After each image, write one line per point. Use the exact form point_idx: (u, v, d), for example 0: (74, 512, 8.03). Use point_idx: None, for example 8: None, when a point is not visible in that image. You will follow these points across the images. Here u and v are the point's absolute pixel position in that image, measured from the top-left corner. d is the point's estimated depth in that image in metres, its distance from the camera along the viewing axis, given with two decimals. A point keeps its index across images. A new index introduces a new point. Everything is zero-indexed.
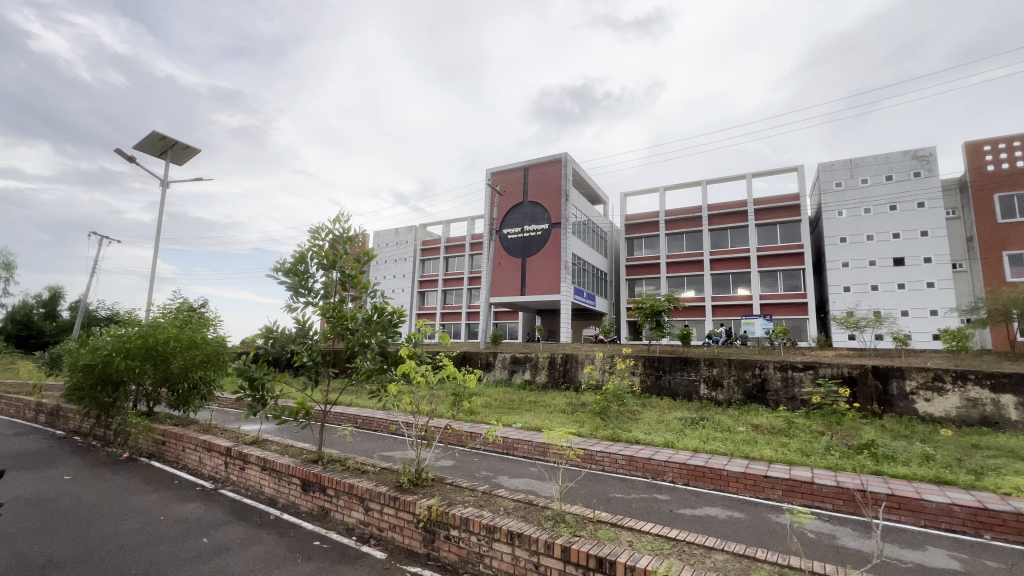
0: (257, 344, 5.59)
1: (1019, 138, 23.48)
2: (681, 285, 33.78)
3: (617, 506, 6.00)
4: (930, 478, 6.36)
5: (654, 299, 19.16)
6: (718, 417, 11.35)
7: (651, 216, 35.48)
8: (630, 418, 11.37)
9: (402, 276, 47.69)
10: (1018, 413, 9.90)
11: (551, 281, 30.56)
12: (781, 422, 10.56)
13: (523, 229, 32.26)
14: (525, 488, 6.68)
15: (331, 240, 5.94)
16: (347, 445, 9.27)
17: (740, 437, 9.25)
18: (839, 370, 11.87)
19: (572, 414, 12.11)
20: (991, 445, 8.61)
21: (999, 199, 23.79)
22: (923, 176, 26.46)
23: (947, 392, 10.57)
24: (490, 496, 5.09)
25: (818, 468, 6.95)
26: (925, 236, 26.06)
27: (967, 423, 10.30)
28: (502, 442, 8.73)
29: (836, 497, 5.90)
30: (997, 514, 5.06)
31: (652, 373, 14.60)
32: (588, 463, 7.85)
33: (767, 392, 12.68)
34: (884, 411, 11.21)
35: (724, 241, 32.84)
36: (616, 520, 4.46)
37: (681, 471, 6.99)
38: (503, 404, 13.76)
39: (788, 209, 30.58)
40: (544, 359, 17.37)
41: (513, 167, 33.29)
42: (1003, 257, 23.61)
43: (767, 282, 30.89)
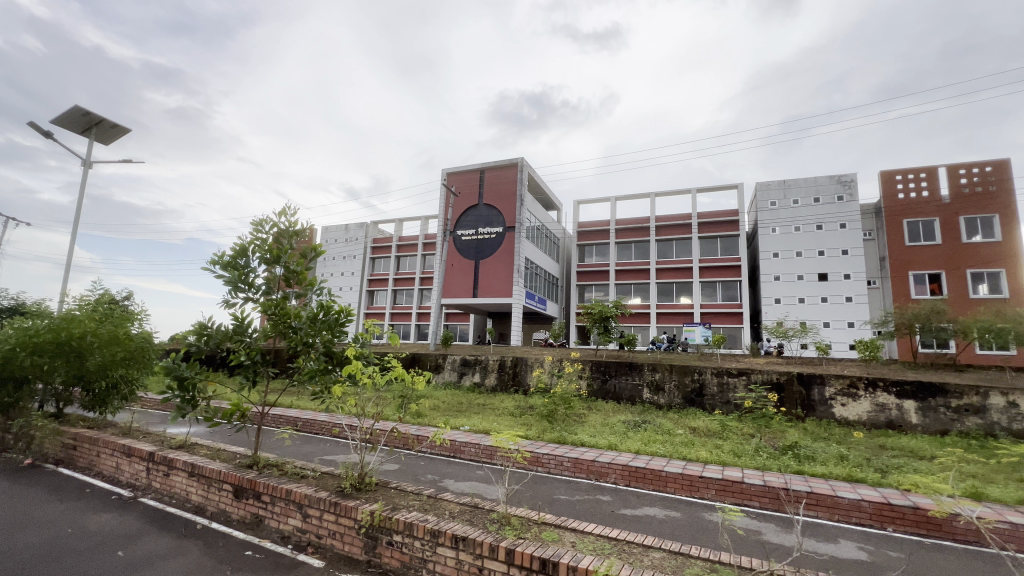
0: (188, 341, 5.23)
1: (924, 171, 26.25)
2: (628, 293, 34.96)
3: (561, 507, 6.10)
4: (843, 477, 6.95)
5: (602, 305, 19.63)
6: (659, 420, 11.80)
7: (602, 224, 36.43)
8: (575, 421, 11.58)
9: (350, 274, 46.21)
10: (918, 416, 11.04)
11: (504, 284, 30.73)
12: (716, 425, 11.19)
13: (478, 230, 32.24)
14: (471, 491, 6.65)
15: (275, 234, 5.68)
16: (286, 449, 8.84)
17: (678, 439, 9.69)
18: (768, 376, 12.71)
19: (520, 417, 12.19)
20: (895, 446, 9.54)
21: (907, 224, 26.43)
22: (846, 200, 28.93)
23: (860, 397, 11.59)
24: (435, 500, 5.02)
25: (749, 469, 7.39)
26: (846, 255, 28.48)
27: (876, 426, 11.33)
28: (449, 445, 8.68)
29: (763, 495, 6.30)
30: (898, 509, 5.61)
31: (598, 377, 14.96)
32: (535, 466, 7.93)
33: (704, 397, 13.36)
34: (806, 415, 12.10)
35: (669, 252, 34.32)
36: (559, 521, 4.54)
37: (623, 473, 7.22)
38: (451, 407, 13.63)
39: (728, 224, 32.47)
40: (493, 362, 17.37)
41: (469, 168, 33.14)
42: (909, 277, 26.20)
43: (707, 292, 32.61)
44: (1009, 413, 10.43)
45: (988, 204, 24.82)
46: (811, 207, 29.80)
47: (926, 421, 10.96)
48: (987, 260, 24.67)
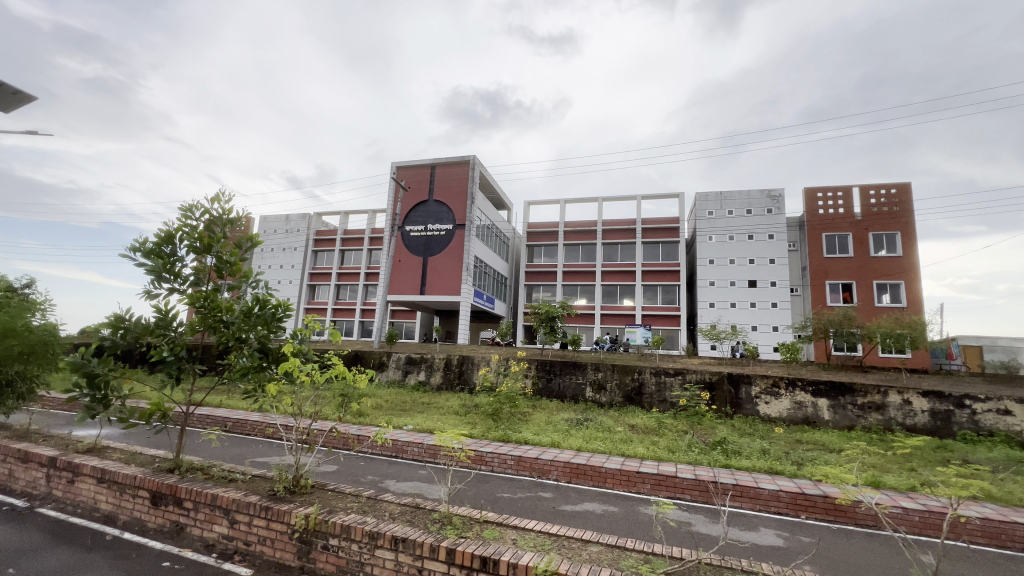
0: (101, 334, 4.75)
1: (841, 190, 28.81)
2: (574, 294, 35.77)
3: (503, 505, 6.12)
4: (765, 469, 7.49)
5: (549, 305, 19.92)
6: (600, 418, 12.15)
7: (551, 226, 37.00)
8: (520, 420, 11.67)
9: (289, 267, 44.01)
10: (829, 413, 12.10)
11: (452, 282, 30.49)
12: (653, 422, 11.72)
13: (427, 227, 31.70)
14: (412, 491, 6.52)
15: (206, 221, 5.28)
16: (213, 451, 8.31)
17: (618, 436, 10.04)
18: (701, 376, 13.45)
19: (465, 416, 12.12)
20: (810, 440, 10.40)
21: (826, 237, 28.86)
22: (774, 213, 31.16)
23: (781, 396, 12.54)
24: (375, 501, 4.89)
25: (682, 464, 7.79)
26: (773, 264, 30.70)
27: (794, 422, 12.30)
28: (391, 444, 8.49)
29: (694, 488, 6.67)
30: (811, 497, 6.11)
31: (543, 376, 15.19)
32: (478, 465, 7.92)
33: (643, 395, 13.92)
34: (734, 412, 12.92)
35: (614, 255, 35.46)
36: (501, 520, 4.57)
37: (564, 470, 7.37)
38: (394, 406, 13.31)
39: (669, 231, 34.04)
40: (439, 360, 17.18)
41: (420, 163, 32.52)
42: (825, 286, 28.64)
43: (648, 295, 34.02)
44: (905, 410, 11.64)
45: (892, 223, 27.66)
46: (744, 218, 31.83)
47: (837, 417, 12.02)
48: (890, 273, 27.48)
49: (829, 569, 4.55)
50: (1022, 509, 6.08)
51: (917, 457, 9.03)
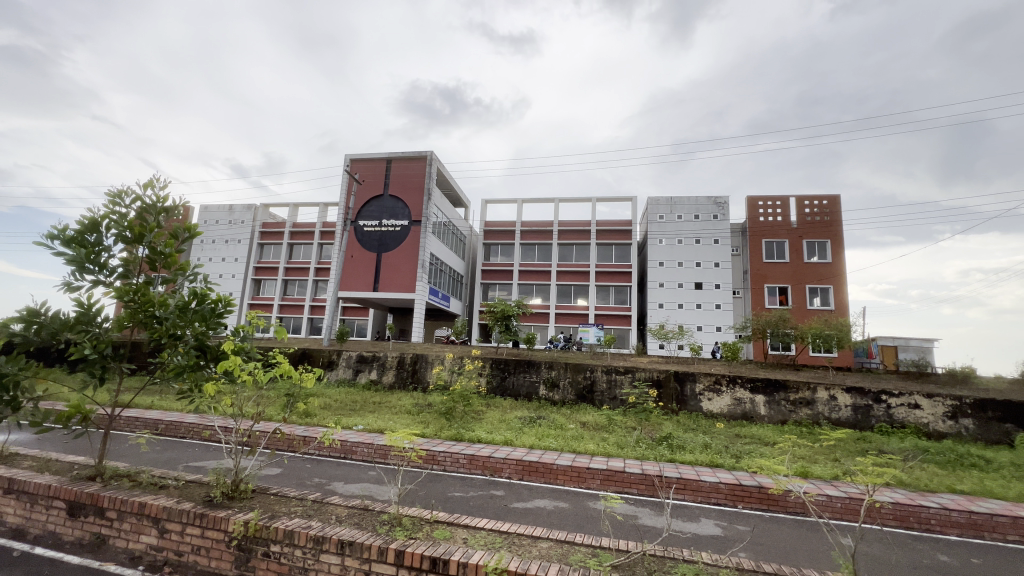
0: (12, 330, 4.32)
1: (779, 200, 30.70)
2: (530, 293, 36.08)
3: (455, 505, 6.07)
4: (706, 463, 7.86)
5: (504, 304, 19.98)
6: (553, 415, 12.34)
7: (508, 225, 37.12)
8: (473, 418, 11.64)
9: (232, 260, 41.67)
10: (765, 408, 12.88)
11: (407, 279, 29.97)
12: (603, 419, 12.05)
13: (381, 222, 30.93)
14: (361, 492, 6.33)
15: (138, 209, 4.90)
16: (142, 456, 7.71)
17: (569, 433, 10.24)
18: (650, 374, 13.95)
19: (417, 415, 11.94)
20: (747, 434, 11.02)
21: (765, 243, 30.65)
22: (719, 218, 32.76)
23: (722, 393, 13.22)
24: (321, 505, 4.73)
25: (629, 459, 8.04)
26: (717, 267, 32.27)
27: (734, 417, 13.00)
28: (340, 446, 8.22)
29: (641, 482, 6.90)
30: (747, 489, 6.48)
31: (498, 374, 15.22)
32: (429, 464, 7.81)
33: (594, 393, 14.25)
34: (679, 408, 13.47)
35: (569, 255, 36.06)
36: (452, 519, 4.55)
37: (517, 467, 7.42)
38: (343, 405, 12.92)
39: (622, 233, 35.03)
40: (392, 358, 16.83)
41: (375, 157, 31.68)
42: (764, 289, 30.43)
43: (601, 295, 34.88)
44: (831, 404, 12.58)
45: (823, 231, 29.79)
46: (692, 223, 33.26)
47: (771, 412, 12.82)
48: (821, 278, 29.60)
49: (762, 555, 4.84)
50: (927, 493, 6.74)
51: (840, 448, 9.79)
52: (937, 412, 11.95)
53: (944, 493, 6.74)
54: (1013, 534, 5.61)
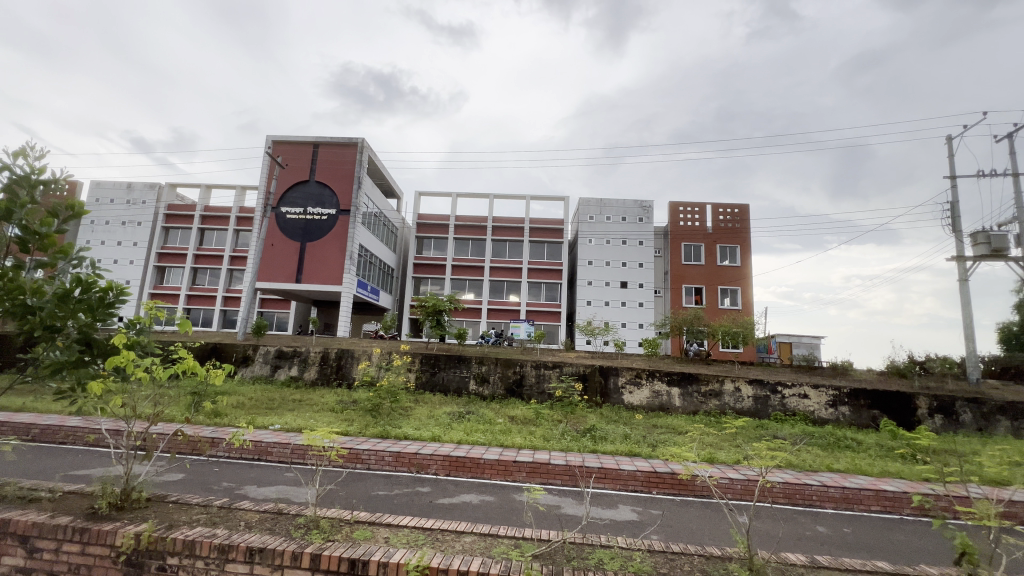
0: None
1: (697, 206, 33.03)
2: (462, 288, 35.91)
3: (378, 504, 5.90)
4: (626, 452, 8.30)
5: (436, 298, 19.73)
6: (481, 410, 12.40)
7: (442, 218, 36.59)
8: (401, 415, 11.36)
9: (130, 244, 37.37)
10: (679, 400, 13.83)
11: (333, 271, 28.62)
12: (531, 413, 12.29)
13: (306, 209, 29.19)
14: (276, 496, 5.93)
15: (5, 181, 4.19)
16: (9, 466, 6.69)
17: (498, 427, 10.35)
18: (577, 368, 14.46)
19: (341, 413, 11.44)
20: (663, 424, 11.80)
21: (684, 247, 32.83)
22: (644, 221, 34.59)
23: (643, 386, 14.01)
24: (228, 511, 4.40)
25: (555, 451, 8.28)
26: (641, 267, 34.08)
27: (652, 408, 13.83)
28: (253, 446, 7.68)
29: (564, 473, 7.14)
30: (660, 475, 6.93)
31: (427, 370, 14.98)
32: (352, 463, 7.53)
33: (523, 387, 14.52)
34: (603, 401, 14.09)
35: (503, 252, 36.30)
36: (373, 518, 4.43)
37: (444, 463, 7.37)
38: (259, 404, 12.07)
39: (554, 232, 35.89)
40: (315, 354, 15.97)
41: (300, 140, 29.77)
42: (682, 289, 32.61)
43: (533, 291, 35.54)
44: (736, 395, 13.77)
45: (734, 237, 32.49)
46: (619, 225, 34.80)
47: (685, 404, 13.79)
48: (731, 280, 32.29)
49: (672, 536, 5.20)
50: (810, 472, 7.62)
51: (741, 435, 10.77)
52: (821, 400, 13.49)
53: (824, 472, 7.66)
54: (876, 505, 6.48)
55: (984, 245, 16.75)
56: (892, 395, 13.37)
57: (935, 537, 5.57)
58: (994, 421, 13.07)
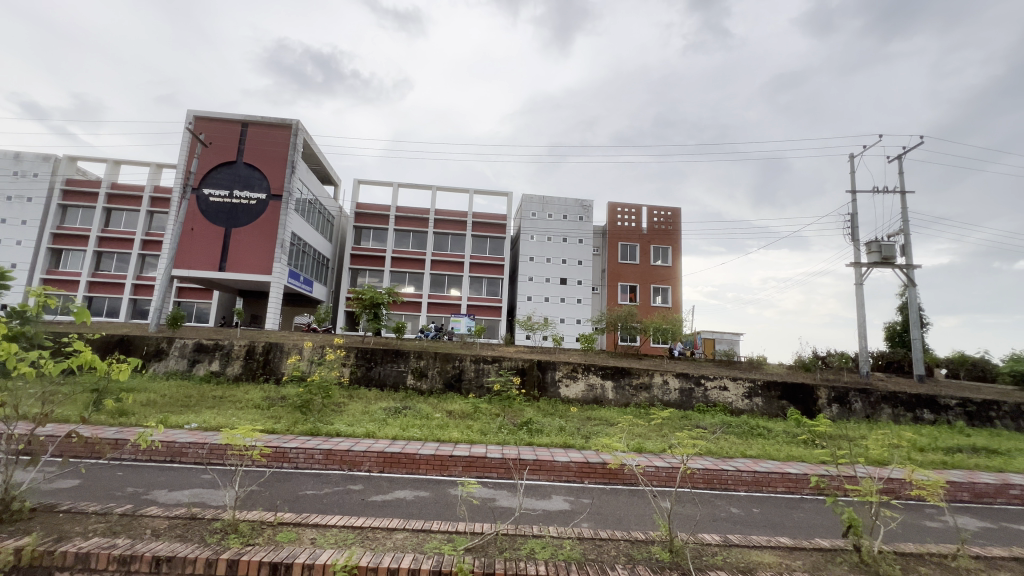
0: None
1: (634, 208, 34.48)
2: (402, 281, 35.10)
3: (305, 504, 5.64)
4: (560, 444, 8.52)
5: (374, 291, 19.11)
6: (419, 405, 12.20)
7: (382, 208, 35.46)
8: (334, 412, 10.88)
9: (18, 223, 32.93)
10: (612, 393, 14.41)
11: (262, 260, 26.89)
12: (469, 407, 12.28)
13: (231, 192, 27.13)
14: (189, 500, 5.48)
15: None
16: None
17: (434, 422, 10.27)
18: (515, 363, 14.63)
19: (267, 410, 10.79)
20: (596, 416, 12.25)
21: (621, 246, 34.17)
22: (584, 220, 35.56)
23: (578, 379, 14.45)
24: (132, 518, 4.02)
25: (491, 445, 8.33)
26: (580, 265, 35.04)
27: (587, 401, 14.30)
28: (165, 447, 7.06)
29: (500, 467, 7.21)
30: (592, 465, 7.19)
31: (363, 364, 14.51)
32: (278, 463, 7.13)
33: (462, 382, 14.47)
34: (540, 394, 14.34)
35: (444, 245, 35.85)
36: (299, 519, 4.22)
37: (377, 460, 7.18)
38: (173, 401, 11.10)
39: (497, 227, 35.98)
40: (239, 348, 14.96)
41: (227, 118, 27.62)
42: (618, 286, 33.95)
43: (474, 286, 35.47)
44: (664, 388, 14.56)
45: (666, 238, 34.28)
46: (561, 222, 35.52)
47: (617, 396, 14.39)
48: (663, 279, 34.04)
49: (600, 523, 5.42)
50: (727, 458, 8.23)
51: (667, 425, 11.42)
52: (739, 392, 14.59)
53: (738, 458, 8.31)
54: (781, 486, 7.12)
55: (876, 253, 18.87)
56: (798, 387, 14.72)
57: (829, 513, 6.22)
58: (879, 409, 14.76)
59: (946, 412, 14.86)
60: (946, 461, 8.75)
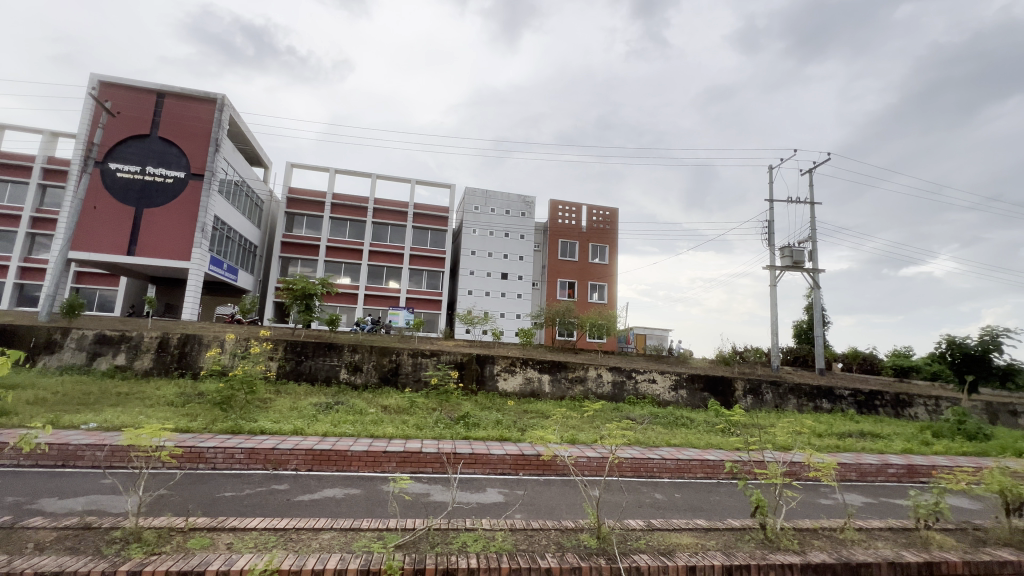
0: None
1: (574, 206, 35.32)
2: (337, 271, 33.64)
3: (223, 507, 5.28)
4: (497, 437, 8.58)
5: (306, 281, 18.14)
6: (352, 400, 11.80)
7: (316, 195, 33.71)
8: (258, 409, 10.20)
9: None
10: (549, 386, 14.75)
11: (179, 245, 24.68)
12: (405, 401, 12.04)
13: (144, 168, 24.63)
14: (83, 509, 4.93)
15: None
16: None
17: (368, 417, 9.97)
18: (454, 357, 14.51)
19: (182, 407, 9.92)
20: (533, 409, 12.51)
21: (561, 243, 34.91)
22: (526, 216, 35.91)
23: (516, 373, 14.63)
24: (9, 532, 3.55)
25: (427, 440, 8.23)
26: (521, 260, 35.37)
27: (524, 394, 14.52)
28: (56, 451, 6.30)
29: (434, 461, 7.14)
30: (527, 457, 7.32)
31: (292, 358, 13.79)
32: (193, 463, 6.61)
33: (399, 375, 14.16)
34: (478, 388, 14.39)
35: (384, 235, 34.76)
36: (215, 523, 3.94)
37: (306, 458, 6.86)
38: (67, 399, 9.93)
39: (439, 219, 35.47)
40: (150, 339, 13.62)
41: (139, 86, 24.96)
42: (557, 283, 34.69)
43: (413, 279, 34.72)
44: (597, 381, 15.11)
45: (603, 237, 35.48)
46: (503, 217, 35.61)
47: (553, 389, 14.75)
48: (600, 276, 35.22)
49: (533, 514, 5.54)
50: (652, 448, 8.69)
51: (600, 417, 11.87)
52: (666, 385, 15.45)
53: (663, 447, 8.81)
54: (701, 472, 7.64)
55: (788, 258, 20.66)
56: (718, 379, 15.83)
57: (740, 496, 6.77)
58: (786, 399, 16.24)
59: (841, 401, 16.62)
60: (840, 445, 9.81)
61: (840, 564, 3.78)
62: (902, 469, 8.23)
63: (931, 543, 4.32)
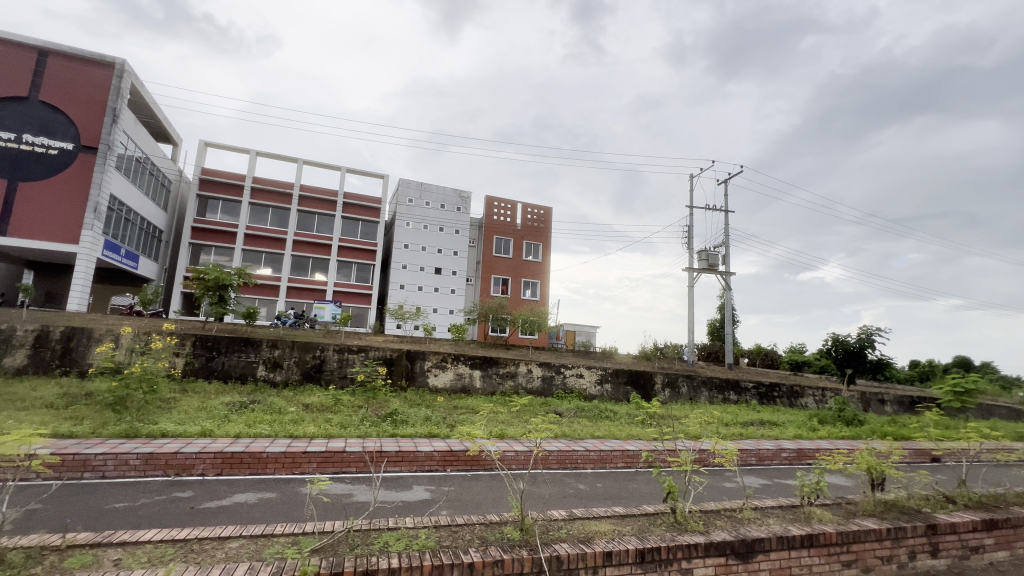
0: None
1: (510, 204, 35.61)
2: (256, 261, 31.36)
3: (114, 519, 4.75)
4: (425, 434, 8.47)
5: (220, 270, 16.65)
6: (270, 399, 11.08)
7: (234, 177, 31.16)
8: (159, 410, 9.22)
9: None
10: (480, 381, 14.79)
11: (65, 225, 21.75)
12: (329, 399, 11.48)
13: (19, 135, 21.38)
14: None
15: None
16: None
17: (288, 417, 9.38)
18: (383, 352, 14.08)
19: (64, 410, 8.75)
20: (463, 404, 12.50)
21: (496, 239, 35.03)
22: (462, 211, 35.62)
23: (447, 369, 14.52)
24: None
25: (351, 438, 7.92)
26: (455, 255, 35.05)
27: (455, 389, 14.46)
28: None
29: (358, 460, 6.91)
30: (455, 453, 7.29)
31: (202, 354, 12.66)
32: (76, 472, 5.87)
33: (323, 372, 13.52)
34: (408, 384, 14.06)
35: (310, 225, 32.90)
36: (100, 538, 3.54)
37: (214, 461, 6.35)
38: None
39: (371, 210, 34.21)
40: (25, 333, 11.87)
41: (15, 40, 21.63)
42: (491, 279, 34.79)
43: (342, 271, 33.24)
44: (528, 376, 15.39)
45: (537, 235, 36.11)
46: (438, 211, 35.06)
47: (484, 385, 14.81)
48: (533, 273, 35.85)
49: (459, 510, 5.53)
50: (578, 440, 9.00)
51: (528, 411, 12.11)
52: (593, 379, 16.06)
53: (587, 439, 9.15)
54: (621, 461, 8.05)
55: (704, 261, 22.25)
56: (639, 374, 16.74)
57: (655, 482, 7.23)
58: (699, 392, 17.54)
59: (746, 393, 18.26)
60: (742, 432, 10.76)
61: (737, 542, 4.15)
62: (793, 453, 9.20)
63: (813, 517, 4.87)
